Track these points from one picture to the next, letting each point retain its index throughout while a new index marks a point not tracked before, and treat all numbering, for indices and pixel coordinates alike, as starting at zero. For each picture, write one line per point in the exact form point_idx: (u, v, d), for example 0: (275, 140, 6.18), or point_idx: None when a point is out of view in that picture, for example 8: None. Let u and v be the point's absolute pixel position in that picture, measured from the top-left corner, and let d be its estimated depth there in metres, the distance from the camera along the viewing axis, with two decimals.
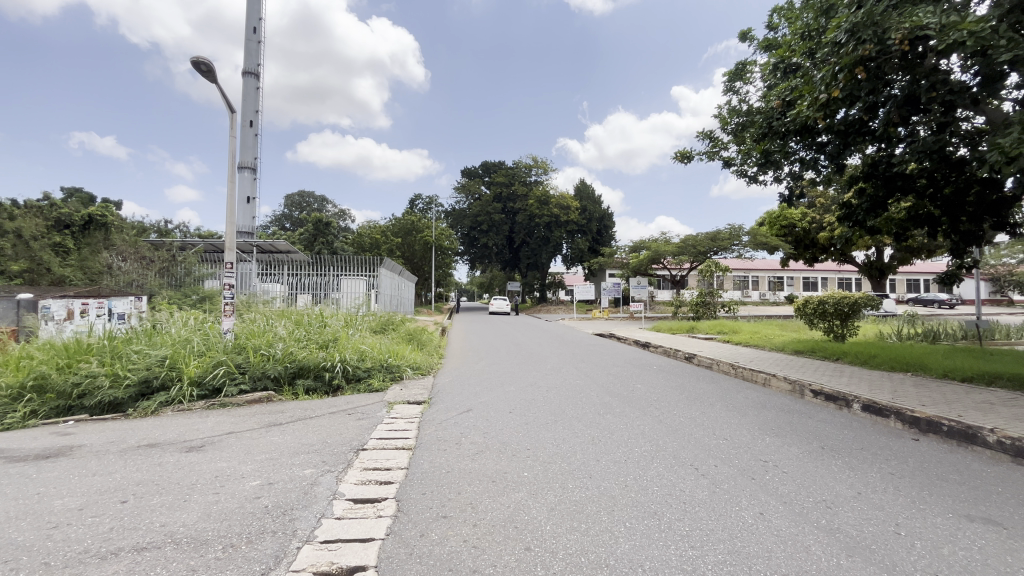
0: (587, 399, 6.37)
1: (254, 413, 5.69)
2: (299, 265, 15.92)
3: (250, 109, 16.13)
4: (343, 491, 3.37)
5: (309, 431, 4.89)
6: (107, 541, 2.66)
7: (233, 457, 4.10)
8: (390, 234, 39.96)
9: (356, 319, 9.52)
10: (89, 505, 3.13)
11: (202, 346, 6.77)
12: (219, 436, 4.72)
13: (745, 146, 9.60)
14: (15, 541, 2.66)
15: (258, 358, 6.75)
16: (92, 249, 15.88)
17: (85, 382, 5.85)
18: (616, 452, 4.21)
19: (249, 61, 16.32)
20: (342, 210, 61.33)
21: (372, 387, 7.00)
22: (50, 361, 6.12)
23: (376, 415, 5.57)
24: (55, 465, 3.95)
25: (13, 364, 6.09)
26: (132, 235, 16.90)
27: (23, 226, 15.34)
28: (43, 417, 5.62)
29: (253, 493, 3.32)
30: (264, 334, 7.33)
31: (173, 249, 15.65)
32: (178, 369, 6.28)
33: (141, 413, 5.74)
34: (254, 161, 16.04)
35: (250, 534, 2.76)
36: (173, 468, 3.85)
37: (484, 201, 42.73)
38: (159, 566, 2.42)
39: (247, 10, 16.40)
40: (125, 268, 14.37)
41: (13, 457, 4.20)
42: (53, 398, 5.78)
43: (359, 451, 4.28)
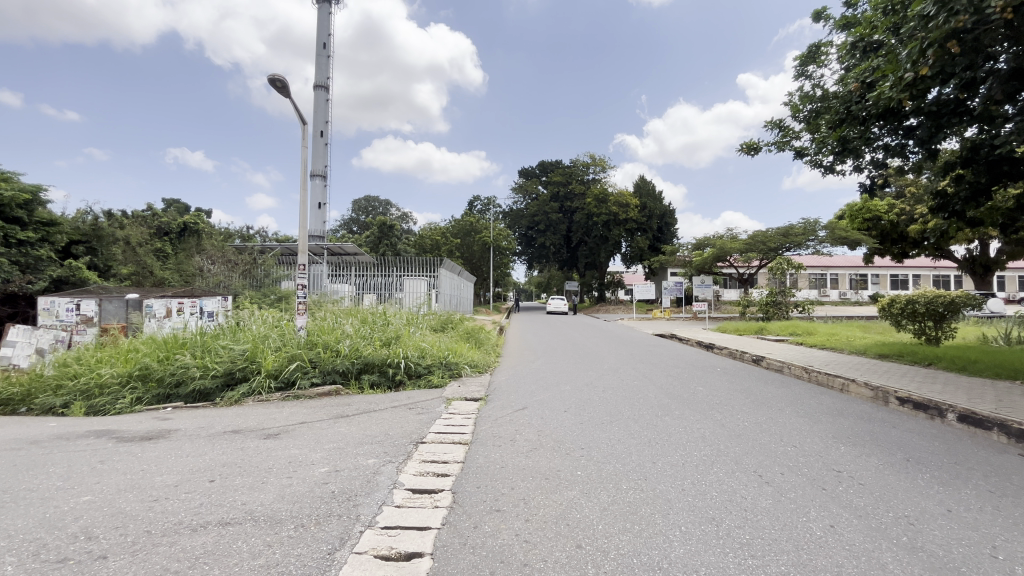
0: (644, 400, 6.22)
1: (324, 405, 6.08)
2: (365, 267, 16.68)
3: (321, 120, 17.20)
4: (403, 481, 3.53)
5: (373, 423, 5.17)
6: (198, 515, 2.96)
7: (304, 445, 4.42)
8: (450, 235, 40.98)
9: (417, 318, 9.85)
10: (184, 482, 3.50)
11: (279, 342, 7.30)
12: (292, 425, 5.10)
13: (819, 134, 8.94)
14: (124, 510, 3.04)
15: (328, 353, 7.19)
16: (186, 254, 17.66)
17: (180, 373, 6.51)
18: (673, 456, 4.09)
19: (320, 75, 17.41)
20: (404, 214, 63.65)
21: (431, 383, 7.24)
22: (152, 353, 6.86)
23: (435, 410, 5.76)
24: (156, 446, 4.45)
25: (122, 356, 6.87)
26: (219, 240, 18.56)
27: (132, 233, 16.66)
28: (146, 403, 6.30)
29: (322, 478, 3.57)
30: (333, 331, 7.81)
31: (254, 253, 17.12)
32: (257, 362, 6.82)
33: (227, 402, 6.31)
34: (325, 169, 17.10)
35: (318, 515, 2.97)
36: (253, 452, 4.21)
37: (541, 201, 42.68)
38: (240, 540, 2.67)
39: (318, 27, 17.52)
40: (214, 271, 15.92)
41: (123, 437, 4.77)
42: (155, 386, 6.48)
43: (418, 444, 4.47)
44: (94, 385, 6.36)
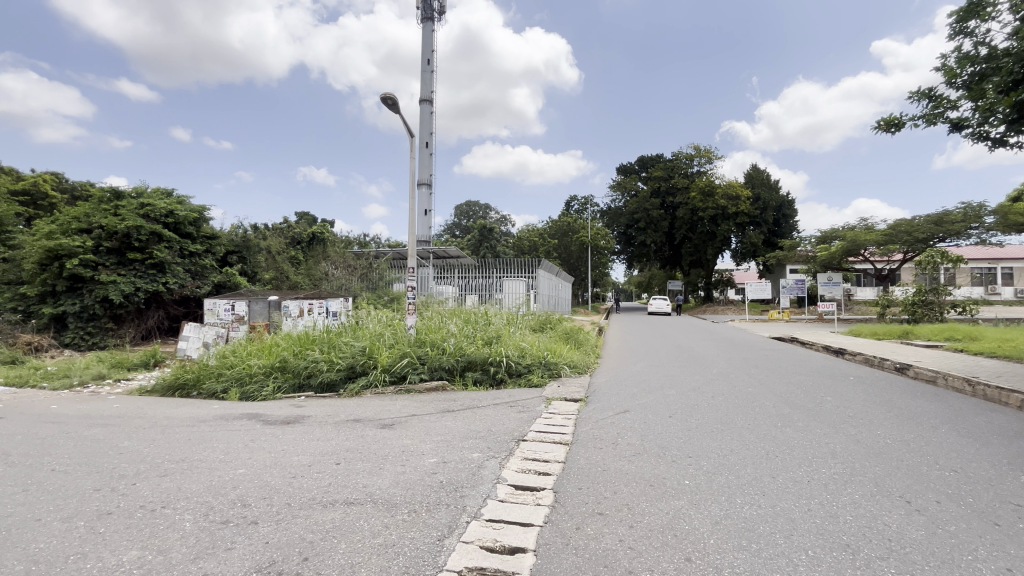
0: (760, 409, 5.71)
1: (432, 400, 6.46)
2: (467, 268, 17.42)
3: (426, 132, 18.31)
4: (505, 477, 3.62)
5: (477, 419, 5.38)
6: (327, 493, 3.31)
7: (415, 436, 4.73)
8: (547, 236, 41.21)
9: (516, 318, 10.04)
10: (316, 463, 3.94)
11: (392, 339, 7.91)
12: (405, 417, 5.49)
13: (984, 102, 7.50)
14: (270, 484, 3.50)
15: (435, 350, 7.63)
16: (315, 260, 19.82)
17: (311, 366, 7.33)
18: (796, 472, 3.70)
19: (425, 90, 18.56)
20: (503, 216, 65.27)
21: (531, 382, 7.34)
22: (289, 348, 7.80)
23: (536, 409, 5.83)
24: (294, 429, 5.06)
25: (266, 349, 7.92)
26: (341, 247, 20.61)
27: (272, 244, 18.87)
28: (285, 392, 7.19)
29: (431, 468, 3.79)
30: (439, 330, 8.27)
31: (371, 257, 18.93)
32: (374, 358, 7.44)
33: (350, 393, 6.98)
34: (430, 178, 18.18)
35: (429, 503, 3.16)
36: (371, 440, 4.61)
37: (641, 197, 41.15)
38: (362, 519, 2.93)
39: (423, 44, 18.68)
40: (337, 275, 18.15)
41: (268, 420, 5.50)
42: (291, 377, 7.37)
43: (520, 441, 4.55)
44: (245, 374, 7.40)
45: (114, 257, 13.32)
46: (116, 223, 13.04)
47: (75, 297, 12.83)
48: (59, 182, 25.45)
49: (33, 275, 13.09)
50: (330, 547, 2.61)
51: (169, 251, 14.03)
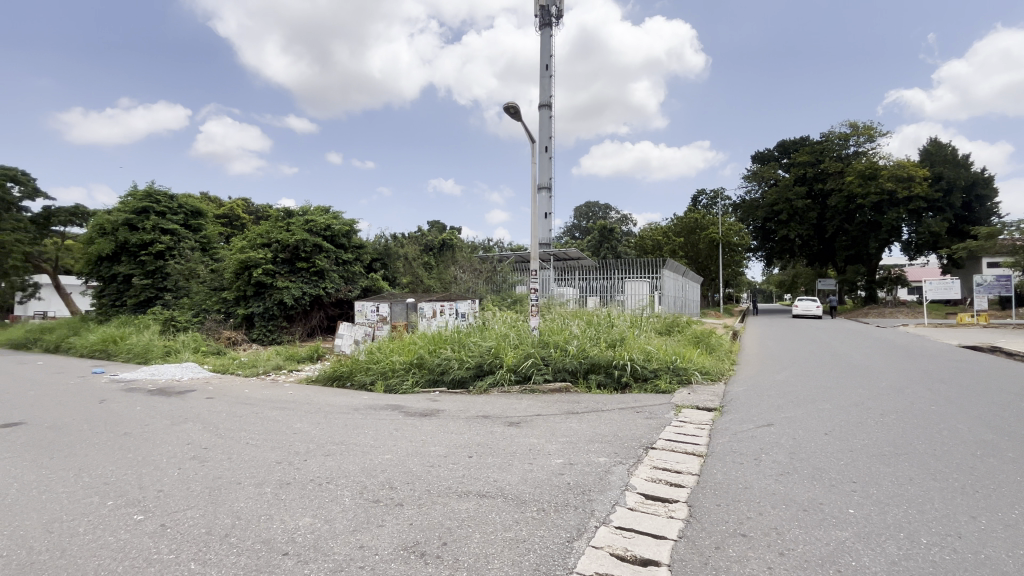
0: (949, 433, 4.72)
1: (556, 401, 6.51)
2: (588, 270, 17.23)
3: (545, 136, 18.60)
4: (635, 485, 3.49)
5: (602, 423, 5.28)
6: (462, 484, 3.52)
7: (541, 435, 4.81)
8: (672, 234, 39.02)
9: (641, 320, 9.64)
10: (451, 454, 4.21)
11: (517, 340, 8.15)
12: (530, 416, 5.61)
13: None
14: (412, 470, 3.83)
15: (558, 352, 7.68)
16: (445, 264, 21.16)
17: (444, 363, 7.87)
18: (1007, 514, 2.98)
19: (544, 95, 18.87)
20: (624, 215, 63.29)
21: (659, 388, 7.00)
22: (425, 346, 8.47)
23: (665, 416, 5.55)
24: (431, 421, 5.48)
25: (406, 347, 8.69)
26: (468, 252, 21.82)
27: (409, 251, 20.46)
28: (422, 386, 7.82)
29: (558, 469, 3.82)
30: (562, 332, 8.32)
31: (495, 261, 19.81)
32: (500, 358, 7.75)
33: (478, 390, 7.37)
34: (550, 181, 18.42)
35: (557, 504, 3.18)
36: (500, 436, 4.79)
37: (783, 187, 36.83)
38: (494, 512, 3.05)
39: (542, 50, 19.00)
40: (465, 278, 19.13)
41: (409, 412, 6.02)
42: (427, 372, 7.98)
43: (648, 449, 4.35)
44: (389, 369, 8.21)
45: (287, 266, 15.80)
46: (289, 238, 15.44)
47: (260, 300, 15.46)
48: (247, 205, 30.82)
49: (231, 282, 16.03)
50: (466, 536, 2.76)
51: (328, 260, 16.18)
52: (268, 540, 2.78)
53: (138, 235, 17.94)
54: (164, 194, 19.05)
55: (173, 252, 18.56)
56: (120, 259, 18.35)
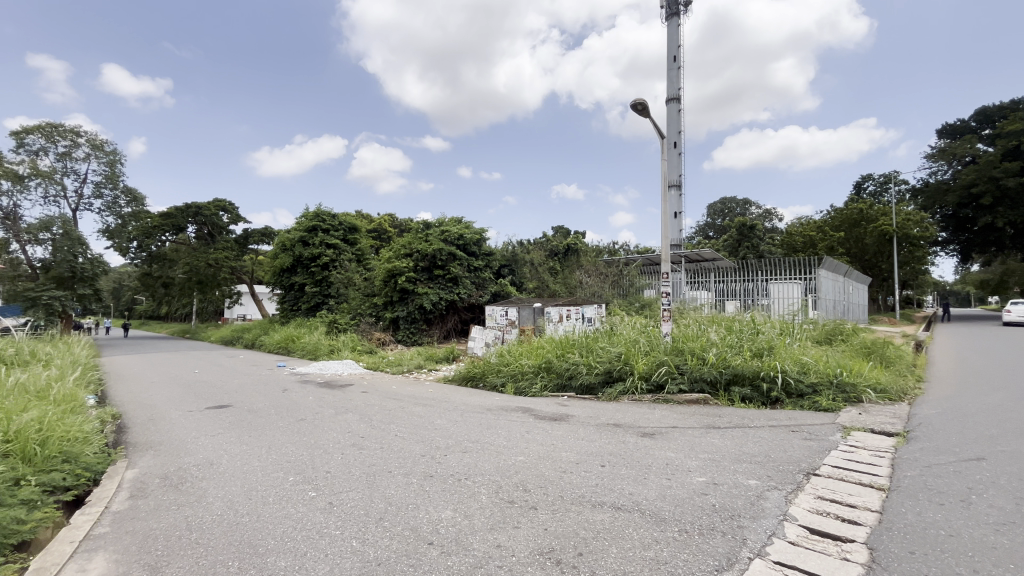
0: None
1: (694, 413, 6.04)
2: (725, 271, 15.60)
3: (674, 131, 17.62)
4: (795, 515, 3.05)
5: (750, 440, 4.75)
6: (595, 493, 3.42)
7: (679, 450, 4.48)
8: (829, 229, 34.01)
9: (794, 327, 8.51)
10: (582, 462, 4.14)
11: (647, 346, 7.78)
12: (666, 428, 5.28)
13: None
14: (544, 474, 3.84)
15: (694, 360, 7.15)
16: (570, 269, 21.06)
17: (572, 368, 7.82)
18: None
19: (672, 88, 17.88)
20: (768, 210, 56.95)
21: (818, 405, 6.10)
22: (552, 351, 8.50)
23: (828, 438, 4.80)
24: (561, 426, 5.47)
25: (534, 351, 8.83)
26: (593, 256, 21.55)
27: (535, 256, 20.81)
28: (550, 390, 7.88)
29: (700, 488, 3.51)
30: (698, 339, 7.72)
31: (621, 264, 19.29)
32: (630, 365, 7.47)
33: (608, 397, 7.18)
34: (680, 178, 17.38)
35: (701, 526, 2.91)
36: (633, 447, 4.59)
37: (984, 163, 29.82)
38: (631, 527, 2.90)
39: (669, 41, 18.04)
40: (590, 282, 19.08)
41: (539, 415, 6.09)
42: (555, 377, 8.02)
43: (810, 475, 3.79)
44: (519, 372, 8.42)
45: (426, 274, 17.20)
46: (428, 248, 16.83)
47: (404, 305, 17.04)
48: (392, 220, 34.31)
49: (380, 289, 17.93)
50: (603, 549, 2.66)
51: (461, 267, 17.24)
52: (415, 527, 3.00)
53: (309, 250, 21.07)
54: (328, 213, 22.13)
55: (335, 264, 21.42)
56: (296, 270, 21.74)
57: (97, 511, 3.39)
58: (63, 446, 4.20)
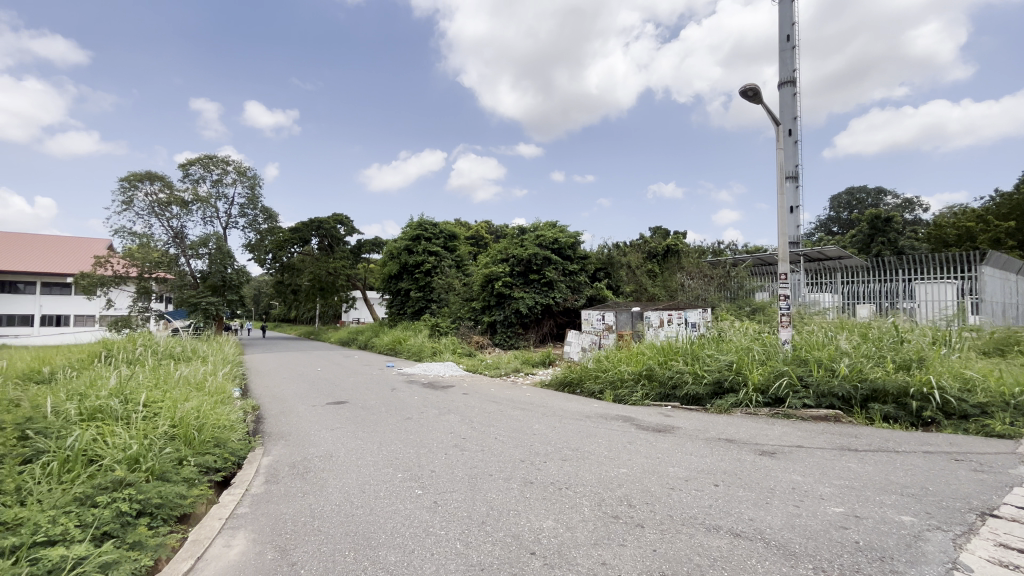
0: None
1: (823, 432, 5.34)
2: (854, 270, 13.58)
3: (789, 118, 16.02)
4: (969, 564, 2.51)
5: (899, 468, 4.06)
6: (709, 515, 3.13)
7: (808, 473, 3.96)
8: (994, 218, 28.51)
9: (953, 334, 7.18)
10: (692, 479, 3.83)
11: (763, 355, 7.08)
12: (789, 447, 4.72)
13: None
14: (650, 490, 3.60)
15: (822, 372, 6.34)
16: (670, 271, 20.05)
17: (676, 377, 7.36)
18: None
19: (785, 70, 16.28)
20: (908, 199, 49.36)
21: (990, 430, 5.08)
22: (654, 357, 8.08)
23: (1008, 472, 3.94)
24: (666, 439, 5.13)
25: (634, 357, 8.45)
26: (696, 256, 20.24)
27: (632, 259, 20.08)
28: (653, 399, 7.49)
29: (838, 520, 3.05)
30: (825, 347, 6.84)
31: (728, 265, 17.91)
32: (743, 375, 6.85)
33: (718, 409, 6.64)
34: (796, 169, 15.73)
35: (842, 566, 2.52)
36: (751, 466, 4.15)
37: None
38: (753, 559, 2.59)
39: (781, 20, 16.46)
40: (693, 285, 18.15)
41: (642, 425, 5.78)
42: (657, 385, 7.61)
43: (985, 516, 3.12)
44: (618, 379, 8.12)
45: (521, 278, 17.41)
46: (523, 253, 17.05)
47: (501, 309, 17.41)
48: (488, 226, 35.35)
49: (478, 294, 18.49)
50: None
51: (556, 271, 17.21)
52: (517, 535, 2.97)
53: (414, 257, 22.45)
54: (430, 223, 23.41)
55: (437, 270, 22.56)
56: (402, 277, 23.26)
57: (240, 492, 3.84)
58: (215, 432, 4.84)
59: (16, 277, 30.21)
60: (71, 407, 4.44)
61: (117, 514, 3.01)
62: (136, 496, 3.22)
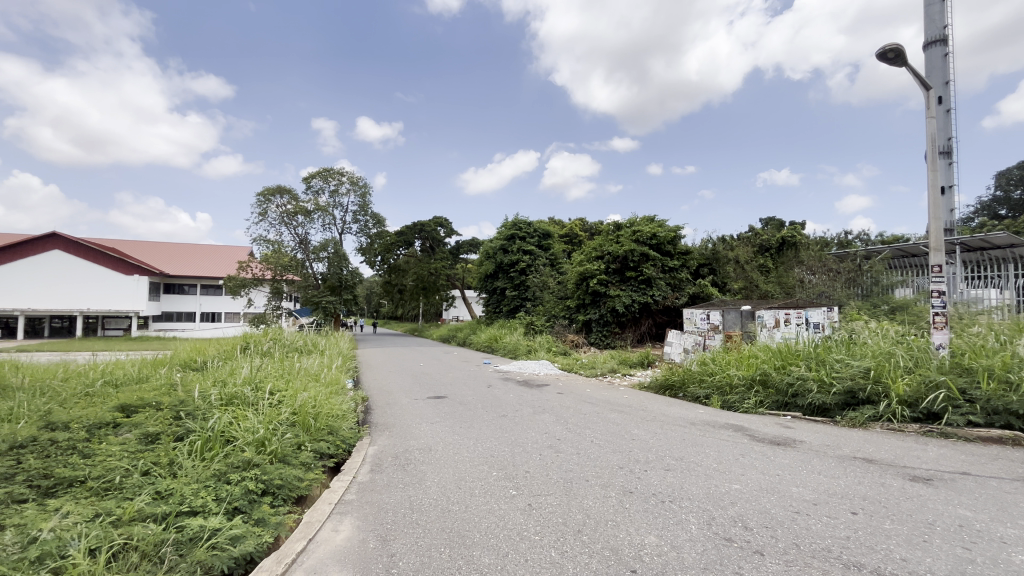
0: None
1: (997, 457, 4.38)
2: None
3: (939, 83, 13.62)
4: None
5: None
6: (848, 550, 2.66)
7: (980, 508, 3.23)
8: None
9: None
10: (822, 503, 3.31)
11: (910, 361, 6.04)
12: (950, 474, 3.92)
13: None
14: (770, 512, 3.18)
15: (993, 384, 5.22)
16: (787, 266, 18.16)
17: (797, 384, 6.56)
18: None
19: (933, 28, 13.87)
20: None
21: None
22: (770, 361, 7.28)
23: None
24: (787, 453, 4.54)
25: (745, 360, 7.68)
26: (818, 249, 18.08)
27: (740, 253, 18.51)
28: (768, 407, 6.76)
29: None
30: (997, 353, 5.65)
31: (858, 258, 15.95)
32: (884, 384, 5.91)
33: (851, 423, 5.79)
34: (949, 142, 13.33)
35: None
36: (899, 494, 3.49)
37: None
38: None
39: None
40: (815, 281, 16.27)
41: (756, 436, 5.21)
42: (774, 393, 6.84)
43: None
44: (726, 384, 7.44)
45: (618, 276, 16.85)
46: (619, 249, 16.48)
47: (597, 307, 16.96)
48: (583, 223, 34.79)
49: (573, 292, 18.23)
50: None
51: (655, 268, 16.38)
52: (616, 548, 2.76)
53: (509, 256, 22.80)
54: (524, 222, 23.61)
55: (531, 268, 22.72)
56: (497, 276, 23.73)
57: (348, 479, 4.07)
58: (329, 420, 5.23)
59: (182, 280, 35.99)
60: (213, 393, 5.06)
61: (245, 492, 3.32)
62: (261, 477, 3.55)
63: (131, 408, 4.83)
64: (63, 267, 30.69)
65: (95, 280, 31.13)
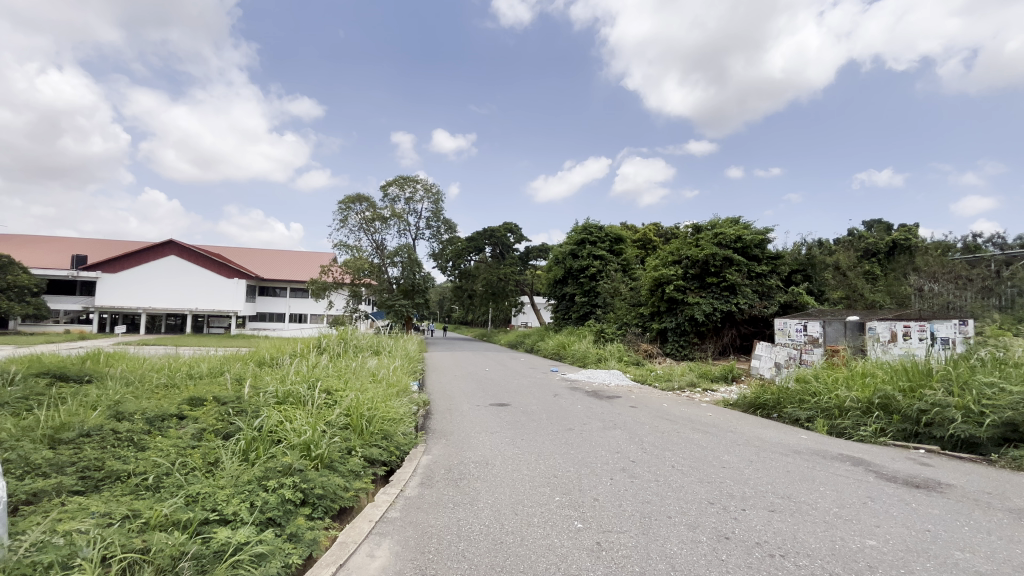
0: None
1: None
2: None
3: None
4: None
5: None
6: None
7: None
8: None
9: None
10: None
11: None
12: None
13: None
14: None
15: None
16: (899, 274, 16.00)
17: (933, 411, 5.36)
18: None
19: None
20: None
21: None
22: (892, 381, 6.05)
23: None
24: (933, 501, 3.53)
25: (859, 379, 6.46)
26: (938, 255, 15.75)
27: (841, 258, 16.51)
28: (892, 438, 5.59)
29: None
30: None
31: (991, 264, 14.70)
32: None
33: (1013, 465, 4.59)
34: None
35: None
36: None
37: None
38: None
39: None
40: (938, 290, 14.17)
41: (883, 474, 4.20)
42: (900, 420, 5.65)
43: None
44: (835, 406, 6.30)
45: (697, 282, 15.55)
46: (699, 253, 15.17)
47: (673, 315, 15.77)
48: (658, 228, 33.26)
49: (647, 298, 17.15)
50: None
51: (739, 274, 14.96)
52: None
53: (579, 261, 22.10)
54: (595, 226, 22.80)
55: (602, 274, 21.82)
56: (567, 281, 23.08)
57: (395, 492, 3.70)
58: (384, 424, 4.93)
59: (274, 283, 38.90)
60: (270, 391, 4.95)
61: (282, 501, 3.03)
62: (301, 484, 3.24)
63: (196, 401, 4.84)
64: (175, 271, 34.22)
65: (200, 283, 34.38)
